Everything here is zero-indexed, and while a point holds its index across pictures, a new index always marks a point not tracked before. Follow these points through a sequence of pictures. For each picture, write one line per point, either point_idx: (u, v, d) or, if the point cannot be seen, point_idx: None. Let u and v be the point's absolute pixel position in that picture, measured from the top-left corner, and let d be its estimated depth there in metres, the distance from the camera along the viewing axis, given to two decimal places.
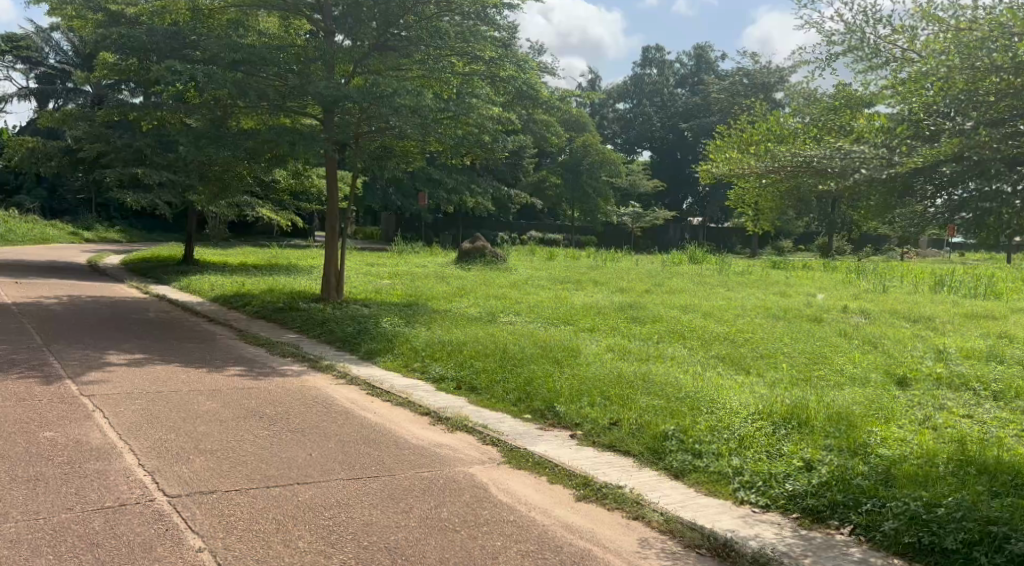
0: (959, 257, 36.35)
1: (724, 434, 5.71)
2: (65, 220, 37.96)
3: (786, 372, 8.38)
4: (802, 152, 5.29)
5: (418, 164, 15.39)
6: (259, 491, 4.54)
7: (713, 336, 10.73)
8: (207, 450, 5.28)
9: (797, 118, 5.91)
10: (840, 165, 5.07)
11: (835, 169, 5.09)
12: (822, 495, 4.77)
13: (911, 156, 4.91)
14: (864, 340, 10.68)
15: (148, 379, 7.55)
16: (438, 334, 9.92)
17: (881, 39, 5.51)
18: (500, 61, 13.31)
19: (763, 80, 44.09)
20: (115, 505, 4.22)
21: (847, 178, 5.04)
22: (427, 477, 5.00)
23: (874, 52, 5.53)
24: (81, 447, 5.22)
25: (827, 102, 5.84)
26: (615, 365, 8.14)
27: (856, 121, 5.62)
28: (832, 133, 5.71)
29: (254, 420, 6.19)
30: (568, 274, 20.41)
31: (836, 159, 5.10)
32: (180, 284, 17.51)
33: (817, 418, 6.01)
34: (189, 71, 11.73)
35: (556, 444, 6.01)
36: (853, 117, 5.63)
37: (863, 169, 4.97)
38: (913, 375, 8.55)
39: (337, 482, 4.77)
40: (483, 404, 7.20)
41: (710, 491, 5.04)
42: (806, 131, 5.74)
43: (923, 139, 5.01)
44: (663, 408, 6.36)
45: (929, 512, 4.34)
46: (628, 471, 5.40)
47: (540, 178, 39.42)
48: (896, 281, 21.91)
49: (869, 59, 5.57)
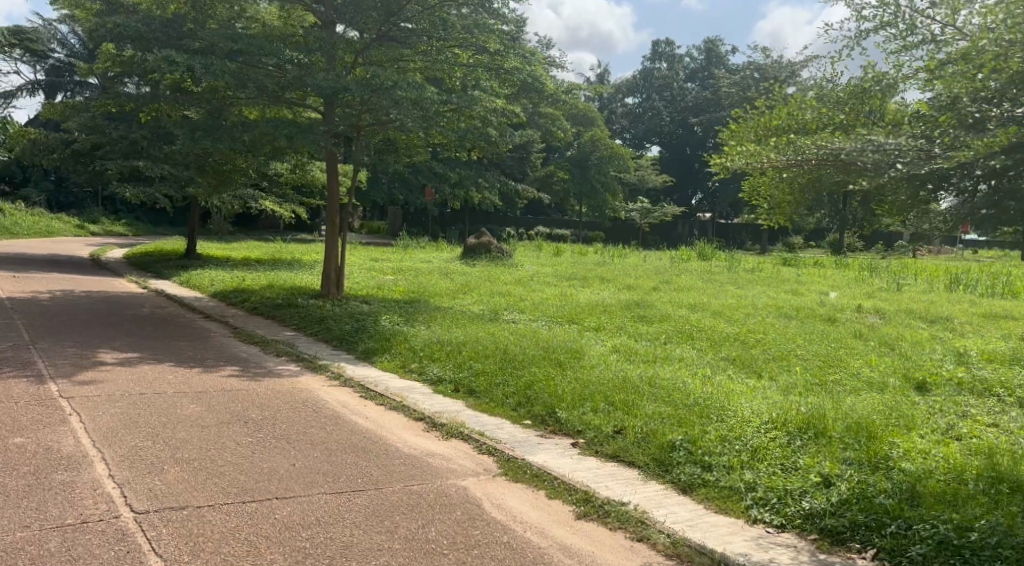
0: (973, 254, 35.77)
1: (735, 445, 5.36)
2: (71, 213, 37.79)
3: (799, 376, 8.01)
4: (827, 144, 4.94)
5: (422, 158, 15.04)
6: (234, 507, 4.22)
7: (723, 336, 10.36)
8: (184, 459, 4.97)
9: (819, 103, 5.54)
10: (869, 159, 4.72)
11: (864, 164, 4.74)
12: (842, 514, 4.42)
13: (954, 148, 4.55)
14: (880, 342, 10.28)
15: (131, 379, 7.18)
16: (438, 333, 9.58)
17: (917, 14, 5.12)
18: (505, 53, 12.94)
19: (775, 74, 43.58)
20: (76, 523, 3.91)
21: (879, 176, 4.68)
22: (416, 492, 4.67)
23: (909, 29, 5.17)
24: (50, 456, 4.91)
25: (853, 84, 5.49)
26: (621, 368, 7.79)
27: (888, 107, 5.31)
28: (860, 118, 5.36)
29: (237, 426, 5.87)
30: (575, 270, 20.08)
31: (868, 153, 4.74)
32: (180, 279, 17.20)
33: (834, 428, 5.66)
34: (184, 61, 11.37)
35: (556, 454, 5.66)
36: (882, 103, 5.31)
37: (900, 163, 4.62)
38: (932, 379, 8.16)
39: (319, 497, 4.45)
40: (481, 409, 6.87)
41: (720, 508, 4.69)
42: (832, 118, 5.40)
43: (966, 127, 4.64)
44: (671, 416, 6.01)
45: (961, 537, 4.00)
46: (633, 485, 5.05)
47: (548, 173, 39.01)
48: (909, 279, 21.47)
49: (904, 36, 5.21)
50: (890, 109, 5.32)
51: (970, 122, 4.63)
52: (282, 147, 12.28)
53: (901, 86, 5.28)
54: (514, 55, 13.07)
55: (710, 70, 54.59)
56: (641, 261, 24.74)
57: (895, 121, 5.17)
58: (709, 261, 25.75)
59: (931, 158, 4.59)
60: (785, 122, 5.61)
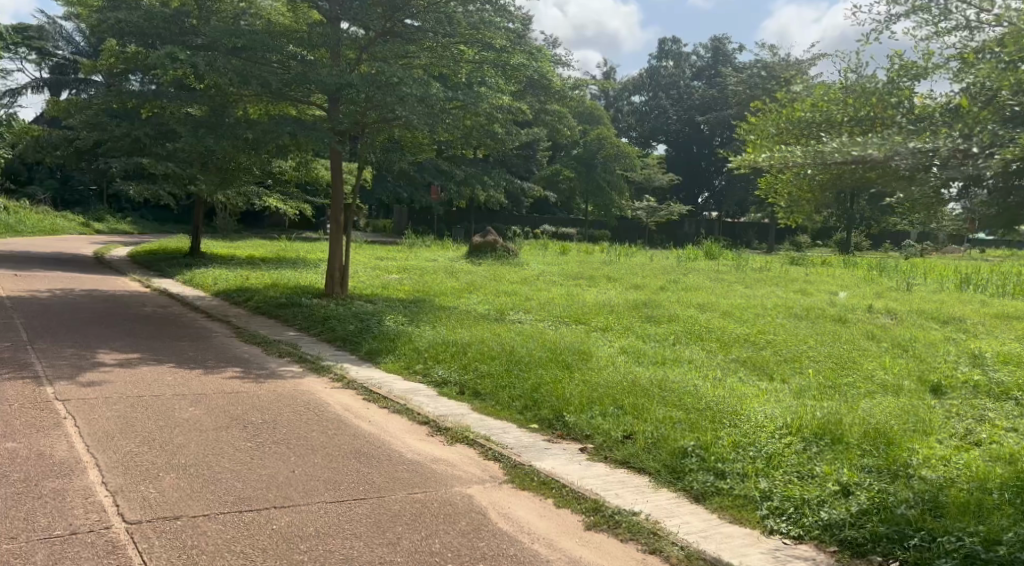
0: (981, 254, 35.46)
1: (750, 451, 5.20)
2: (76, 211, 37.75)
3: (813, 379, 7.82)
4: (854, 141, 4.78)
5: (428, 156, 14.87)
6: (230, 517, 4.07)
7: (733, 337, 10.18)
8: (180, 465, 4.82)
9: (842, 93, 5.35)
10: (899, 157, 4.56)
11: (898, 165, 4.59)
12: (862, 526, 4.25)
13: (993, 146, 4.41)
14: (894, 343, 10.08)
15: (128, 380, 7.02)
16: (442, 334, 9.41)
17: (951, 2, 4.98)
18: (512, 50, 12.77)
19: (782, 72, 43.29)
20: (65, 534, 3.76)
21: (916, 177, 4.59)
22: (420, 500, 4.51)
23: (943, 14, 5.02)
24: (43, 461, 4.76)
25: (879, 77, 5.28)
26: (630, 370, 7.62)
27: (916, 101, 5.05)
28: (887, 112, 5.11)
29: (236, 430, 5.72)
30: (581, 269, 19.91)
31: (903, 155, 4.54)
32: (183, 278, 17.07)
33: (851, 434, 5.48)
34: (187, 58, 11.22)
35: (564, 460, 5.49)
36: (910, 96, 5.06)
37: (937, 162, 4.51)
38: (948, 381, 7.97)
39: (318, 506, 4.29)
40: (487, 413, 6.71)
41: (734, 518, 4.53)
42: (857, 110, 5.18)
43: (1001, 120, 4.59)
44: (682, 420, 5.84)
45: (988, 551, 3.83)
46: (644, 493, 4.89)
47: (554, 171, 38.85)
48: (919, 278, 21.23)
49: (937, 23, 5.08)
50: (919, 104, 5.06)
51: (1008, 114, 4.58)
52: (285, 144, 12.13)
53: (931, 75, 5.12)
54: (521, 51, 12.91)
55: (716, 68, 54.31)
56: (648, 260, 24.53)
57: (924, 116, 4.95)
58: (716, 260, 25.54)
59: (971, 157, 4.43)
60: (806, 114, 5.45)
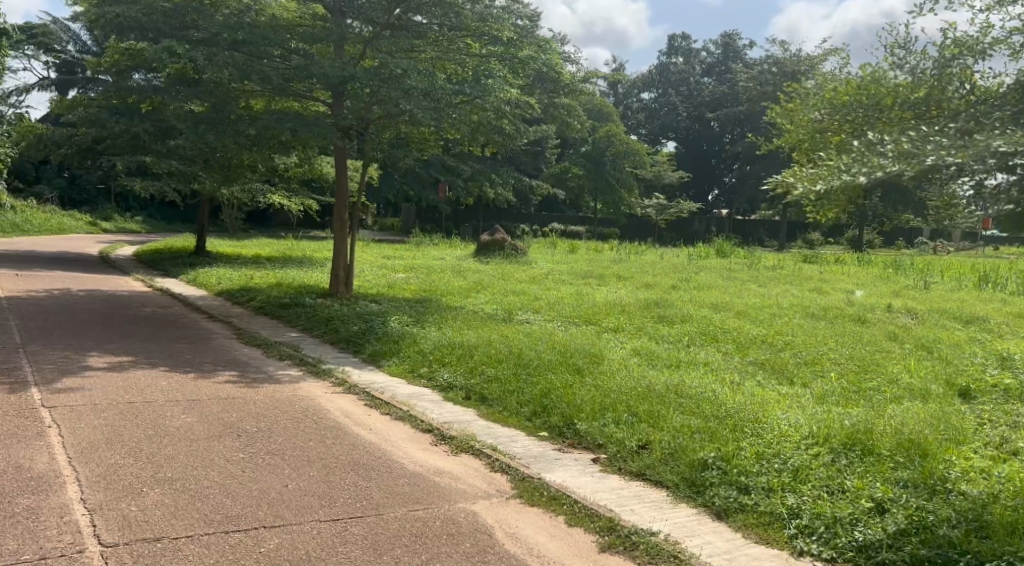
0: (996, 251, 34.90)
1: (775, 464, 4.87)
2: (83, 210, 37.59)
3: (836, 383, 7.47)
4: (911, 146, 4.75)
5: (434, 152, 14.58)
6: (215, 538, 3.76)
7: (749, 339, 9.83)
8: (165, 479, 4.51)
9: (892, 73, 5.53)
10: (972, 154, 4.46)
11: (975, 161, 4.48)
12: (901, 549, 3.91)
13: None
14: (917, 344, 9.72)
15: (119, 386, 6.73)
16: (448, 335, 9.09)
17: None
18: (519, 42, 12.43)
19: (793, 67, 42.77)
20: (34, 559, 3.46)
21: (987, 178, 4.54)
22: (420, 518, 4.19)
23: None
24: (19, 475, 4.46)
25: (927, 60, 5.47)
26: (644, 374, 7.29)
27: (978, 81, 5.24)
28: (946, 94, 5.29)
29: (229, 439, 5.40)
30: (591, 268, 19.56)
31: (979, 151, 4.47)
32: (187, 277, 16.80)
33: (883, 444, 5.13)
34: (185, 52, 10.93)
35: (575, 472, 5.16)
36: (969, 76, 5.25)
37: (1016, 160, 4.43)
38: (977, 385, 7.58)
39: (310, 526, 3.98)
40: (495, 420, 6.38)
41: (761, 539, 4.20)
42: (913, 93, 5.35)
43: None
44: (701, 428, 5.51)
45: None
46: (661, 509, 4.56)
47: (562, 169, 38.51)
48: (936, 276, 20.74)
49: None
50: (980, 84, 5.28)
51: None
52: (287, 140, 11.83)
53: (989, 51, 5.35)
54: (529, 44, 12.61)
55: (726, 64, 53.95)
56: (659, 258, 24.11)
57: (988, 94, 5.18)
58: (729, 258, 25.08)
59: None
60: (854, 97, 5.56)
